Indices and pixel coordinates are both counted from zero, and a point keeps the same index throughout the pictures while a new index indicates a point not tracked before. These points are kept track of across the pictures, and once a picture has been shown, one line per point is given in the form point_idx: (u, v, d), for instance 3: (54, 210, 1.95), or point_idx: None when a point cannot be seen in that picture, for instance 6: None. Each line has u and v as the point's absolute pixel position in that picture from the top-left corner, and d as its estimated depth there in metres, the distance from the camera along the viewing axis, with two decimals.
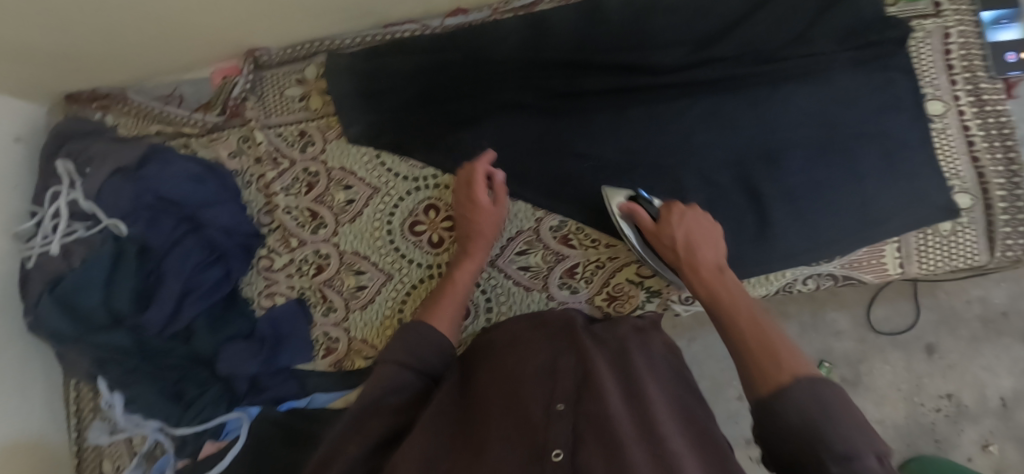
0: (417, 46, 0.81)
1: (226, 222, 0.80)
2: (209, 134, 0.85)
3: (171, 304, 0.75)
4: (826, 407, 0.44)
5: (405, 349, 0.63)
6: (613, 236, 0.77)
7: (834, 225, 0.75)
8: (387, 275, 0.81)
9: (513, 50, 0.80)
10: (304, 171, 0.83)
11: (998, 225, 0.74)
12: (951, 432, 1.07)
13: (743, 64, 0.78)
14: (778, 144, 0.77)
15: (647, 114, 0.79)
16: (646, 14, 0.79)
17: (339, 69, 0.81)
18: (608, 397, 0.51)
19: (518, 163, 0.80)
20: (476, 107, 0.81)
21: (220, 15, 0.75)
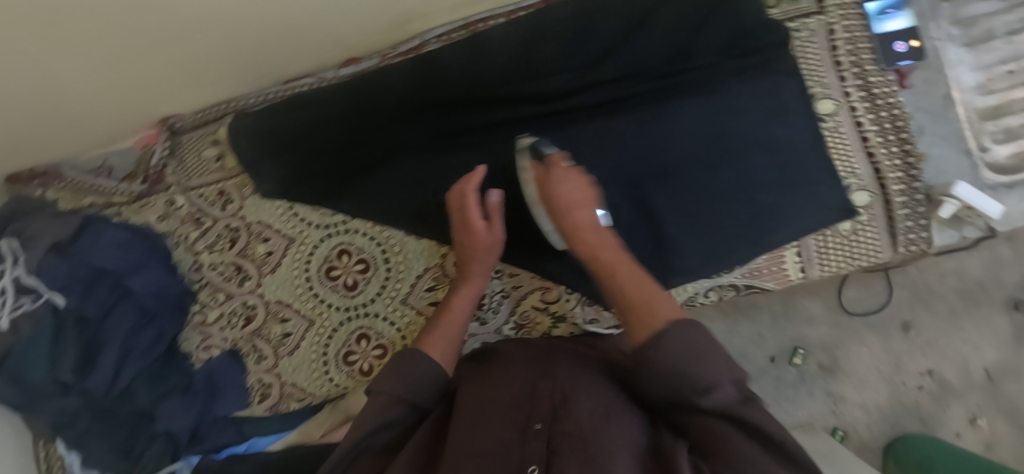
0: (312, 98, 0.82)
1: (155, 285, 0.84)
2: (138, 201, 0.90)
3: (111, 367, 0.78)
4: (695, 349, 0.49)
5: (405, 383, 0.59)
6: (515, 264, 0.80)
7: (731, 236, 0.75)
8: (309, 321, 0.84)
9: (403, 93, 0.80)
10: (227, 227, 0.87)
11: (898, 220, 0.74)
12: (937, 410, 1.14)
13: (630, 85, 0.78)
14: (670, 161, 0.76)
15: (541, 144, 0.79)
16: (528, 42, 0.78)
17: (239, 130, 0.83)
18: (583, 415, 0.50)
19: (420, 203, 0.82)
20: (378, 151, 0.83)
21: (120, 90, 0.78)
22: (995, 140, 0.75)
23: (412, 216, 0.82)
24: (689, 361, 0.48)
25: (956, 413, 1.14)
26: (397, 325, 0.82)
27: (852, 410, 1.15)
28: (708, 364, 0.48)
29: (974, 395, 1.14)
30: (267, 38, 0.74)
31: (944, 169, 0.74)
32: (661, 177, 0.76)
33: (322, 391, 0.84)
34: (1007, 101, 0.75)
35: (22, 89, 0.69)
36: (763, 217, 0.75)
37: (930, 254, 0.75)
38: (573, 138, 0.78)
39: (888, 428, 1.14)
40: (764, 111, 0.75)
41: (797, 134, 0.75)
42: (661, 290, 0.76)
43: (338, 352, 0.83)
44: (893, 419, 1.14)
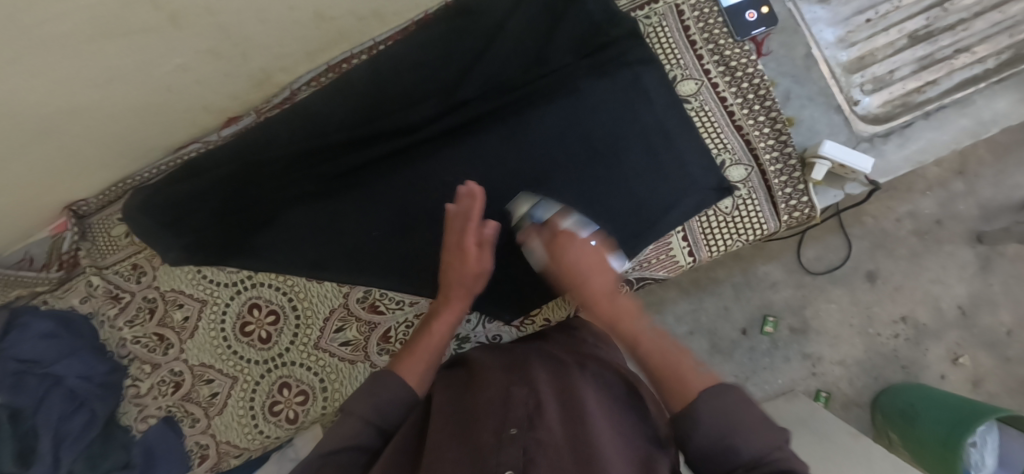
0: (197, 162, 0.83)
1: (81, 370, 0.86)
2: (61, 285, 0.92)
3: (49, 456, 0.82)
4: (735, 421, 0.46)
5: (379, 400, 0.55)
6: (413, 292, 0.82)
7: (612, 233, 0.77)
8: (232, 378, 0.86)
9: (281, 142, 0.80)
10: (144, 299, 0.90)
11: (775, 189, 0.75)
12: (916, 355, 1.24)
13: (491, 100, 0.81)
14: (544, 170, 0.78)
15: (419, 173, 0.83)
16: (393, 74, 0.79)
17: (129, 209, 0.83)
18: (556, 427, 0.49)
19: (316, 251, 0.83)
20: (270, 206, 0.84)
21: (13, 194, 0.81)
22: (865, 92, 0.75)
23: (310, 263, 0.83)
24: (737, 427, 0.45)
25: (937, 354, 1.24)
26: (314, 369, 0.84)
27: (830, 369, 1.25)
28: (748, 436, 0.45)
29: (951, 333, 1.24)
30: (134, 119, 0.77)
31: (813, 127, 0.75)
32: (538, 186, 0.78)
33: (256, 444, 0.86)
34: (870, 50, 0.75)
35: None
36: (641, 208, 0.75)
37: (816, 218, 0.74)
38: (447, 160, 0.81)
39: (873, 382, 1.25)
40: (624, 100, 0.77)
41: (664, 119, 0.76)
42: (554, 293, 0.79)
43: (264, 404, 0.85)
44: (875, 371, 1.25)
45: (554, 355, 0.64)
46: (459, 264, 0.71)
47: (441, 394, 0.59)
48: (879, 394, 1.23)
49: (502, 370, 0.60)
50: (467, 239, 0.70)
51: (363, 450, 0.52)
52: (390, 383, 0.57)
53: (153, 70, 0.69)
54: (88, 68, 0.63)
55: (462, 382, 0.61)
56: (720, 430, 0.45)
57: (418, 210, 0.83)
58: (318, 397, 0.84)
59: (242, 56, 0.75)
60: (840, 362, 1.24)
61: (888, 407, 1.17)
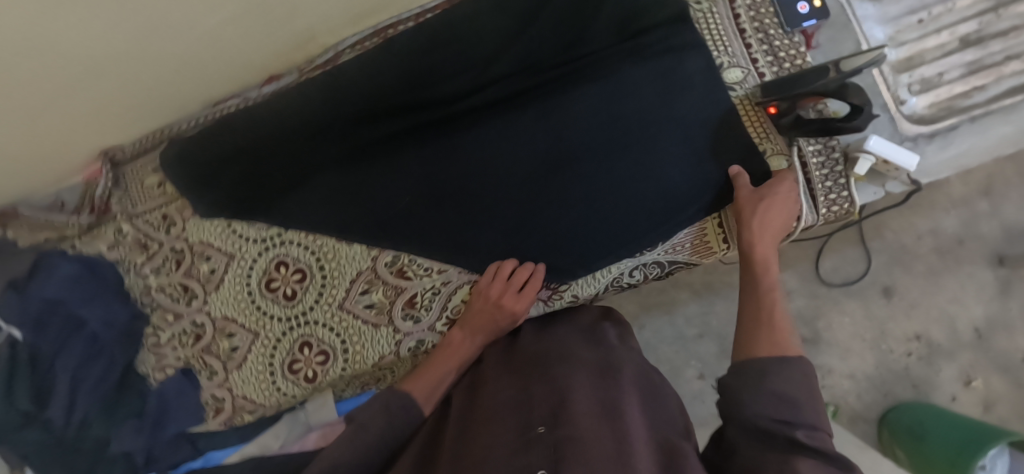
0: (234, 118, 0.84)
1: (105, 315, 0.87)
2: (87, 232, 0.94)
3: (66, 398, 0.82)
4: (797, 391, 0.55)
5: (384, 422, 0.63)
6: (442, 261, 0.81)
7: (645, 214, 0.77)
8: (254, 333, 0.86)
9: (314, 108, 0.81)
10: (172, 250, 0.90)
11: (816, 182, 0.72)
12: (929, 374, 1.27)
13: (529, 79, 0.81)
14: (574, 155, 0.79)
15: (452, 146, 0.83)
16: (429, 44, 0.79)
17: (169, 159, 0.86)
18: (582, 415, 0.51)
19: (343, 215, 0.84)
20: (300, 169, 0.85)
21: (57, 130, 0.83)
22: (912, 92, 0.74)
23: (334, 227, 0.84)
24: (796, 398, 0.54)
25: (948, 374, 1.27)
26: (336, 330, 0.83)
27: (840, 381, 1.29)
28: (796, 408, 0.53)
29: (964, 354, 1.27)
30: (176, 69, 0.78)
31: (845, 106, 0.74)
32: (566, 167, 0.79)
33: (273, 400, 0.86)
34: (919, 52, 0.75)
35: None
36: (670, 192, 0.76)
37: (855, 213, 0.74)
38: (482, 137, 0.82)
39: (881, 398, 1.28)
40: (665, 87, 0.77)
41: (704, 107, 0.76)
42: (585, 274, 0.79)
43: (283, 361, 0.85)
44: (886, 387, 1.28)
45: (569, 348, 0.66)
46: (496, 312, 0.74)
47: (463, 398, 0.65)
48: (888, 410, 1.26)
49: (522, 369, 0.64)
50: (512, 305, 0.74)
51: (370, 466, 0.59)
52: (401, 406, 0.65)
53: (203, 20, 0.70)
54: (138, 14, 0.64)
55: (483, 387, 0.64)
56: (785, 404, 0.53)
57: (446, 185, 0.82)
58: (339, 357, 0.83)
59: (290, 13, 0.76)
60: (850, 376, 1.29)
61: (894, 423, 1.20)
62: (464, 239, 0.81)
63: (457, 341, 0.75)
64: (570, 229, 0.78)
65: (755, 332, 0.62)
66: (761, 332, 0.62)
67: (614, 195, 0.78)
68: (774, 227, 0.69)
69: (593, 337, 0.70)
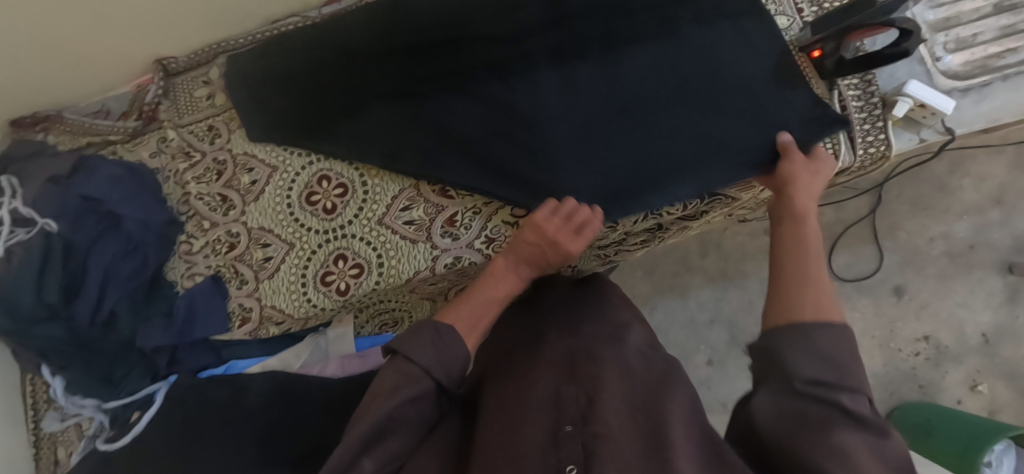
0: (300, 39, 0.88)
1: (142, 215, 0.87)
2: (133, 138, 0.95)
3: (95, 294, 0.84)
4: (843, 353, 0.48)
5: (434, 359, 0.59)
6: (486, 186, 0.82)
7: (698, 156, 0.76)
8: (289, 244, 0.87)
9: (380, 39, 0.85)
10: (214, 160, 0.91)
11: (855, 123, 0.76)
12: (935, 376, 1.27)
13: (596, 20, 0.81)
14: (633, 103, 0.78)
15: (510, 86, 0.81)
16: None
17: (235, 70, 0.90)
18: (612, 415, 0.53)
19: (392, 145, 0.83)
20: (355, 98, 0.85)
21: (119, 30, 0.85)
22: (947, 50, 0.78)
23: (383, 157, 0.82)
24: (845, 360, 0.48)
25: (955, 378, 1.27)
26: (373, 244, 0.84)
27: None
28: (849, 378, 0.47)
29: (971, 359, 1.27)
30: None
31: (888, 33, 0.75)
32: (626, 115, 0.78)
33: (301, 313, 0.86)
34: (956, 13, 0.79)
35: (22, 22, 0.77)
36: (713, 127, 0.76)
37: (889, 157, 0.77)
38: (541, 79, 0.80)
39: (886, 396, 1.29)
40: (714, 28, 0.78)
41: (756, 47, 0.78)
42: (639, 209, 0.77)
43: (317, 273, 0.86)
44: (892, 387, 1.29)
45: (593, 341, 0.66)
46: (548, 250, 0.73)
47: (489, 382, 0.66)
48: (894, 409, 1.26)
49: (548, 360, 0.64)
50: (569, 244, 0.73)
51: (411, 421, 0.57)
52: (446, 344, 0.61)
53: None
54: None
55: (505, 376, 0.65)
56: (832, 368, 0.47)
57: (500, 123, 0.81)
58: (373, 271, 0.83)
59: None
60: None
61: (901, 422, 1.18)
62: (516, 176, 0.79)
63: (503, 273, 0.73)
64: (627, 171, 0.77)
65: (798, 289, 0.56)
66: (797, 292, 0.55)
67: (669, 145, 0.77)
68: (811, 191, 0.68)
69: (612, 324, 0.71)
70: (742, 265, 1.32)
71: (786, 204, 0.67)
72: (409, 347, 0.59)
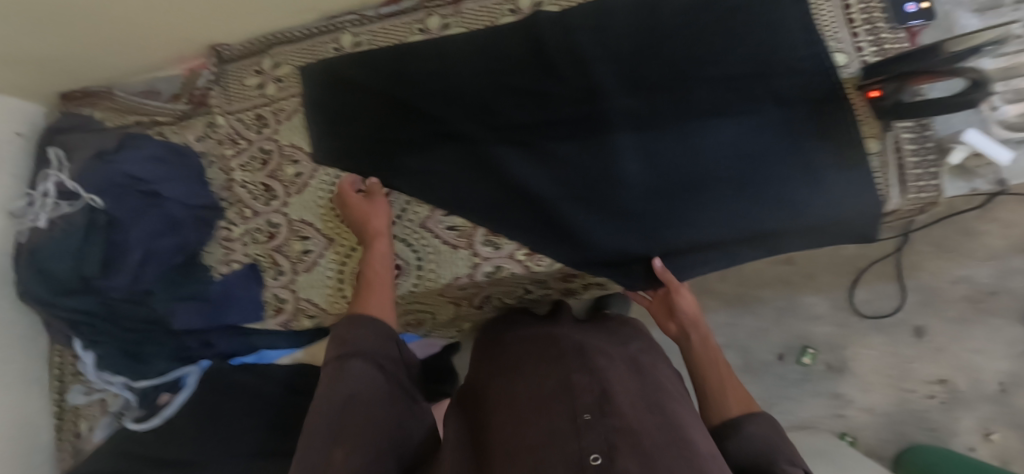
0: (371, 61, 0.88)
1: (185, 196, 0.88)
2: (180, 121, 0.96)
3: (133, 271, 0.83)
4: (772, 431, 0.60)
5: (352, 339, 0.65)
6: (537, 219, 0.81)
7: (761, 223, 0.77)
8: (329, 239, 0.88)
9: (457, 84, 0.84)
10: (260, 149, 0.92)
11: (908, 168, 0.76)
12: (946, 420, 1.28)
13: (678, 72, 0.80)
14: (700, 176, 0.78)
15: (586, 146, 0.81)
16: (579, 31, 0.81)
17: (311, 77, 0.91)
18: (628, 406, 0.52)
19: (458, 190, 0.83)
20: (425, 138, 0.85)
21: (177, 16, 0.85)
22: (1004, 101, 0.74)
23: (448, 204, 0.83)
24: (773, 432, 0.60)
25: (967, 424, 1.27)
26: (414, 246, 0.84)
27: (857, 414, 1.31)
28: (780, 440, 0.58)
29: (984, 406, 1.27)
30: None
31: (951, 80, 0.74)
32: (693, 189, 0.79)
33: (336, 308, 0.87)
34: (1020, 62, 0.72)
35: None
36: (762, 160, 0.77)
37: (940, 204, 0.76)
38: (617, 142, 0.80)
39: (895, 436, 1.30)
40: (772, 58, 0.78)
41: (816, 87, 0.77)
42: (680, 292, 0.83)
43: (355, 270, 0.86)
44: (901, 427, 1.30)
45: (599, 342, 0.68)
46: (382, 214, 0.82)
47: (491, 384, 0.64)
48: (903, 452, 1.27)
49: (547, 358, 0.63)
50: (379, 205, 0.82)
51: (358, 389, 0.59)
52: (358, 322, 0.67)
53: None
54: None
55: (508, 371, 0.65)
56: (762, 441, 0.58)
57: (570, 183, 0.81)
58: (412, 273, 0.84)
59: None
60: (868, 409, 1.31)
61: (909, 463, 1.21)
62: (580, 241, 0.80)
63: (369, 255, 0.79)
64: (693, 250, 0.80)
65: (724, 394, 0.67)
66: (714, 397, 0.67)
67: (731, 221, 0.78)
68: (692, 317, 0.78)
69: (615, 338, 0.72)
70: (761, 291, 1.37)
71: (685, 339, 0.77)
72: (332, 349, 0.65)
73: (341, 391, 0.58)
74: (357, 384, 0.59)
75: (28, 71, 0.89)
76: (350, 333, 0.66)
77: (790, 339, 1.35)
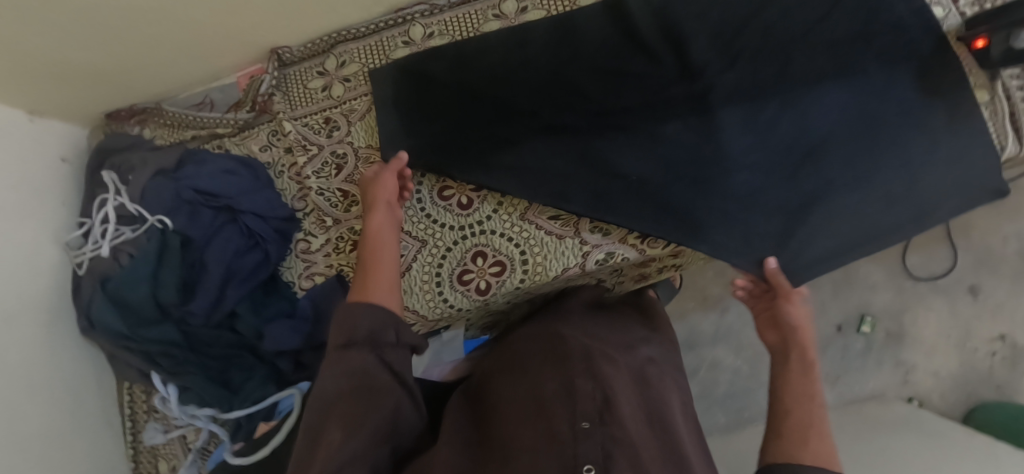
0: (449, 53, 0.84)
1: (261, 207, 0.82)
2: (242, 131, 0.90)
3: (215, 292, 0.79)
4: None
5: (357, 320, 0.53)
6: (651, 205, 0.77)
7: (885, 186, 0.75)
8: (421, 241, 0.83)
9: (547, 71, 0.81)
10: (333, 154, 0.87)
11: (1021, 115, 0.74)
12: (1011, 378, 1.27)
13: (774, 38, 0.78)
14: (815, 143, 0.76)
15: (689, 125, 0.79)
16: (668, 8, 0.80)
17: (383, 78, 0.86)
18: (630, 420, 0.47)
19: (560, 182, 0.78)
20: (517, 129, 0.80)
21: (242, 18, 0.80)
22: None
23: (551, 197, 0.78)
24: None
25: None
26: (515, 240, 0.81)
27: (923, 379, 1.29)
28: None
29: None
30: None
31: None
32: (808, 158, 0.76)
33: (435, 314, 0.83)
34: None
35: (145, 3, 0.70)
36: (874, 121, 0.75)
37: None
38: (725, 117, 0.78)
39: (963, 397, 1.29)
40: (865, 21, 0.77)
41: (919, 45, 0.76)
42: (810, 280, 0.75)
43: (452, 272, 0.82)
44: (968, 387, 1.29)
45: (606, 347, 0.62)
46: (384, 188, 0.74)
47: (490, 384, 0.60)
48: (971, 411, 1.26)
49: (553, 357, 0.57)
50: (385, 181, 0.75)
51: (364, 379, 0.50)
52: (361, 305, 0.55)
53: None
54: None
55: (505, 379, 0.58)
56: None
57: (678, 164, 0.78)
58: (517, 269, 0.80)
59: None
60: (933, 372, 1.29)
61: (984, 422, 1.20)
62: (697, 221, 0.76)
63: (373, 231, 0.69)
64: (817, 225, 0.75)
65: (804, 432, 0.57)
66: (787, 433, 0.57)
67: (851, 189, 0.75)
68: (799, 329, 0.68)
69: (622, 333, 0.69)
70: None
71: (791, 344, 0.68)
72: (334, 330, 0.54)
73: (343, 382, 0.49)
74: (362, 372, 0.50)
75: (74, 87, 0.83)
76: (349, 314, 0.54)
77: (848, 309, 1.33)
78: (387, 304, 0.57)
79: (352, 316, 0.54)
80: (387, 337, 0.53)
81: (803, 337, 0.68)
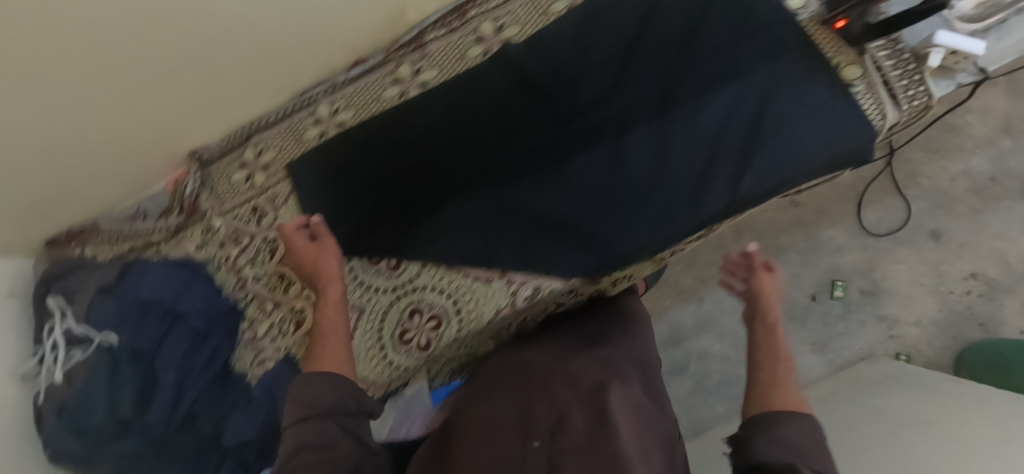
0: (361, 135, 0.89)
1: (203, 304, 0.87)
2: (174, 235, 0.93)
3: (172, 392, 0.82)
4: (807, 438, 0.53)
5: (310, 395, 0.55)
6: (571, 241, 0.81)
7: (791, 172, 0.75)
8: (359, 309, 0.88)
9: (451, 132, 0.86)
10: (265, 241, 0.91)
11: (894, 82, 0.77)
12: (992, 312, 1.24)
13: (650, 54, 0.83)
14: (710, 145, 0.79)
15: (592, 157, 0.82)
16: (546, 51, 0.85)
17: (299, 172, 0.90)
18: (581, 429, 0.49)
19: (484, 240, 0.83)
20: (437, 196, 0.85)
21: (154, 131, 0.85)
22: None
23: (479, 257, 0.83)
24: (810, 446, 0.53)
25: (1013, 309, 1.23)
26: (446, 292, 0.84)
27: (907, 331, 1.27)
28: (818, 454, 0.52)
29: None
30: (261, 57, 0.82)
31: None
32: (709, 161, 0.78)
33: (384, 375, 0.89)
34: None
35: (46, 140, 0.74)
36: (760, 114, 0.78)
37: (933, 106, 0.77)
38: (626, 138, 0.81)
39: (951, 342, 1.25)
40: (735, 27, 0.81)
41: (784, 36, 0.80)
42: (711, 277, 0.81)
43: (392, 333, 0.88)
44: (953, 331, 1.26)
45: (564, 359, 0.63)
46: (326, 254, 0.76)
47: (455, 415, 0.62)
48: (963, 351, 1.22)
49: (511, 382, 0.59)
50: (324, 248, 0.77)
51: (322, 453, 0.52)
52: (313, 378, 0.57)
53: None
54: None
55: (468, 408, 0.60)
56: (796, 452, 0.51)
57: (588, 195, 0.81)
58: (452, 320, 0.84)
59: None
60: (915, 323, 1.27)
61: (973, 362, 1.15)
62: (607, 244, 0.80)
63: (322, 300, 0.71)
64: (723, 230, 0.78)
65: (772, 386, 0.61)
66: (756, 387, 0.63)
67: (758, 185, 0.76)
68: (770, 303, 0.74)
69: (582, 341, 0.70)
70: (781, 240, 1.32)
71: (763, 315, 0.73)
72: (292, 406, 0.56)
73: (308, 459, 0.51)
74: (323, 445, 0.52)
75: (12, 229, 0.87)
76: (303, 389, 0.56)
77: (819, 277, 1.31)
78: (337, 371, 0.59)
79: (310, 394, 0.55)
80: (347, 407, 0.56)
81: (773, 310, 0.73)
